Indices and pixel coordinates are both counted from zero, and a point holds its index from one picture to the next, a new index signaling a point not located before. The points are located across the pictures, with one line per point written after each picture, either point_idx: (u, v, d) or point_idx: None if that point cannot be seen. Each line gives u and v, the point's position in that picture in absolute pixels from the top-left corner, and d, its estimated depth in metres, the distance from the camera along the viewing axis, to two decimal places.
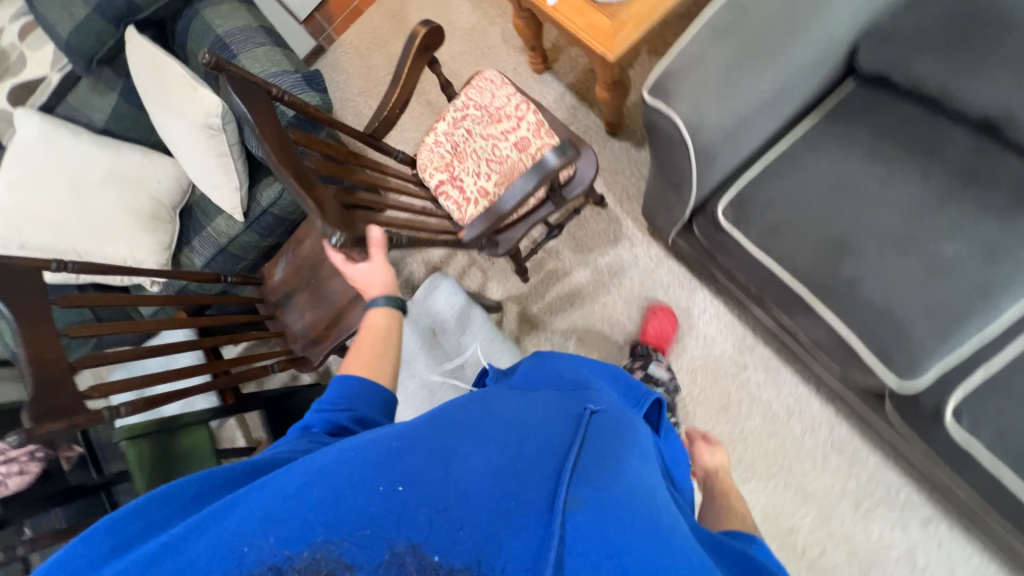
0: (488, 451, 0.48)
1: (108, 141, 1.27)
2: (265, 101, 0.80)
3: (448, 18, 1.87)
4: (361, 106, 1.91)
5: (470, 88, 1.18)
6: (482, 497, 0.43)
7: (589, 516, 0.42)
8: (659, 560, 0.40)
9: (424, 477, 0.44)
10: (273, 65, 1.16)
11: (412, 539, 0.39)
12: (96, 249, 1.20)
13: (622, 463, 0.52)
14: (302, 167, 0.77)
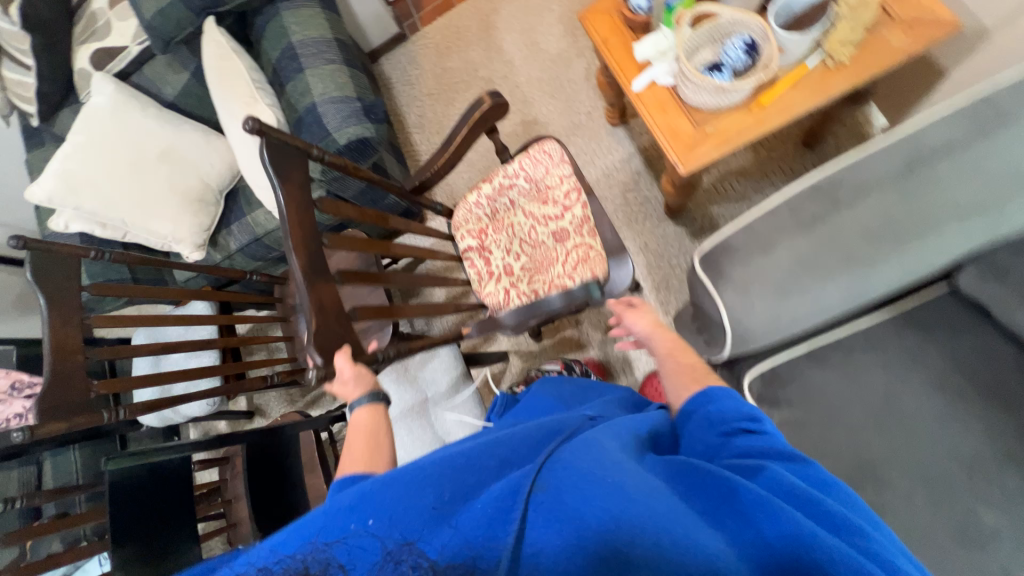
0: (460, 454, 0.53)
1: (172, 118, 1.30)
2: (302, 171, 0.73)
3: (536, 39, 1.77)
4: (427, 108, 1.86)
5: (526, 156, 1.08)
6: (454, 500, 0.50)
7: (554, 495, 0.47)
8: (618, 513, 0.45)
9: (400, 484, 0.50)
10: (337, 87, 1.13)
11: (405, 539, 0.48)
12: (143, 221, 1.26)
13: (592, 438, 0.54)
14: (320, 256, 0.72)
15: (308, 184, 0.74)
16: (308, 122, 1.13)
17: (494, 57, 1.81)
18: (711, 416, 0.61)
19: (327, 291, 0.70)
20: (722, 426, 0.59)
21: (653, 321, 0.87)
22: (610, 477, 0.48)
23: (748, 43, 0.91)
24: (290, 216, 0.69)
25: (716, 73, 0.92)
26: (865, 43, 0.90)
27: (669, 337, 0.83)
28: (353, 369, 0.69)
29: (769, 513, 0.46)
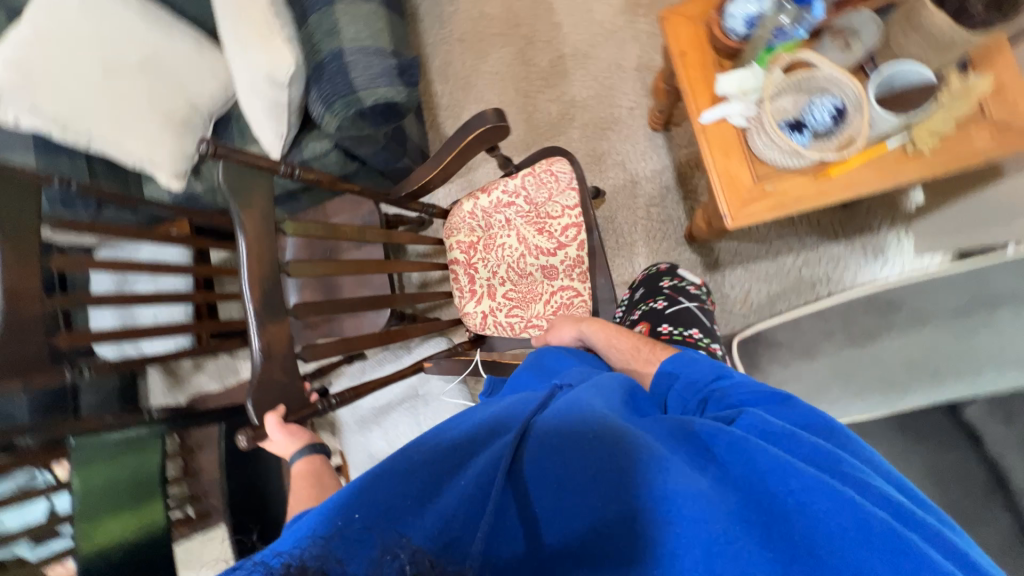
0: (444, 436, 0.54)
1: (160, 21, 1.12)
2: (264, 195, 0.75)
3: (591, 6, 1.58)
4: (454, 55, 1.66)
5: (529, 174, 1.05)
6: (442, 480, 0.49)
7: (540, 462, 0.52)
8: (602, 473, 0.48)
9: (386, 467, 0.49)
10: (371, 35, 0.96)
11: (401, 534, 0.44)
12: (115, 141, 1.09)
13: (580, 400, 0.58)
14: (274, 294, 0.74)
15: (271, 211, 0.75)
16: (330, 70, 0.97)
17: (541, 14, 1.61)
18: (687, 386, 0.62)
19: (278, 332, 0.73)
20: (697, 387, 0.62)
21: (575, 322, 0.90)
22: (588, 433, 0.52)
23: (837, 108, 0.83)
24: (250, 243, 0.72)
25: (796, 135, 0.86)
26: (949, 137, 0.85)
27: (596, 327, 0.87)
28: (281, 430, 0.71)
29: (744, 452, 0.47)
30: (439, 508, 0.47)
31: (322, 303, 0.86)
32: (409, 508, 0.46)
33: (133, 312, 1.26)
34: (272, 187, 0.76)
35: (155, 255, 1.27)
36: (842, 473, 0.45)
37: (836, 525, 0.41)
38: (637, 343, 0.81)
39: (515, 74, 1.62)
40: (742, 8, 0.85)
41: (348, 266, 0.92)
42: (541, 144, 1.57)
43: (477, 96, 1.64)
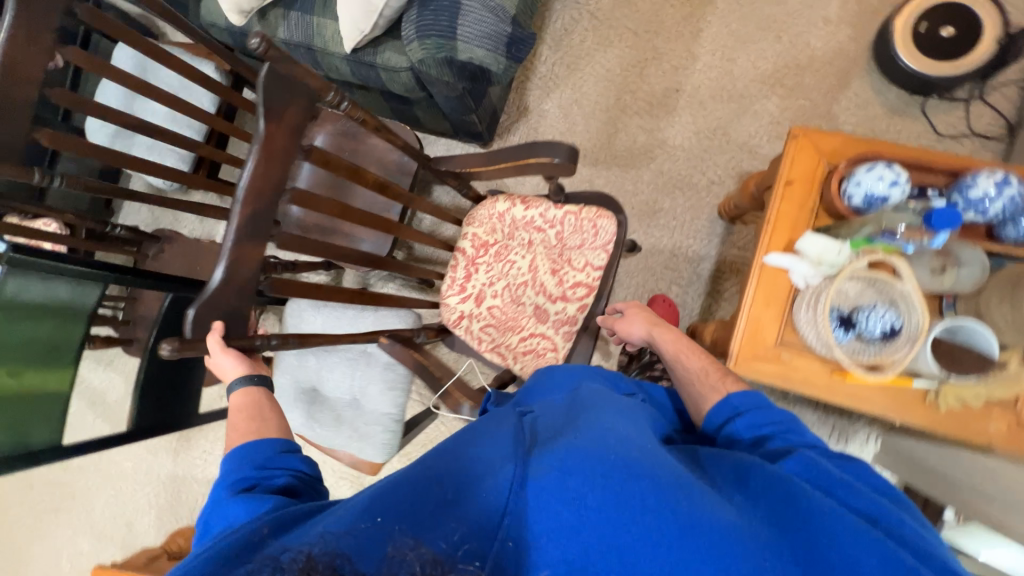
0: (458, 456, 0.58)
1: None
2: (301, 112, 0.68)
3: (736, 56, 1.43)
4: (578, 27, 1.51)
5: (573, 214, 1.02)
6: (463, 490, 0.55)
7: (554, 457, 0.57)
8: (626, 493, 0.52)
9: (408, 475, 0.56)
10: None
11: (411, 533, 0.50)
12: None
13: (606, 425, 0.62)
14: (266, 217, 0.69)
15: (298, 131, 0.69)
16: (441, 2, 0.87)
17: (683, 37, 1.46)
18: (742, 428, 0.70)
19: (252, 253, 0.69)
20: (756, 428, 0.69)
21: (649, 322, 0.95)
22: (610, 454, 0.56)
23: (893, 327, 0.78)
24: (259, 160, 0.65)
25: (839, 331, 0.81)
26: (969, 409, 0.82)
27: (668, 336, 0.91)
28: (223, 350, 0.69)
29: (789, 500, 0.54)
30: (467, 513, 0.53)
31: (308, 241, 0.80)
32: (411, 524, 0.51)
33: (134, 137, 1.20)
34: (312, 105, 0.69)
35: (177, 89, 1.17)
36: (882, 525, 0.54)
37: (872, 568, 0.49)
38: (708, 364, 0.83)
39: (625, 82, 1.49)
40: (876, 176, 0.77)
41: (355, 215, 0.86)
42: (610, 166, 1.48)
43: (577, 83, 1.51)
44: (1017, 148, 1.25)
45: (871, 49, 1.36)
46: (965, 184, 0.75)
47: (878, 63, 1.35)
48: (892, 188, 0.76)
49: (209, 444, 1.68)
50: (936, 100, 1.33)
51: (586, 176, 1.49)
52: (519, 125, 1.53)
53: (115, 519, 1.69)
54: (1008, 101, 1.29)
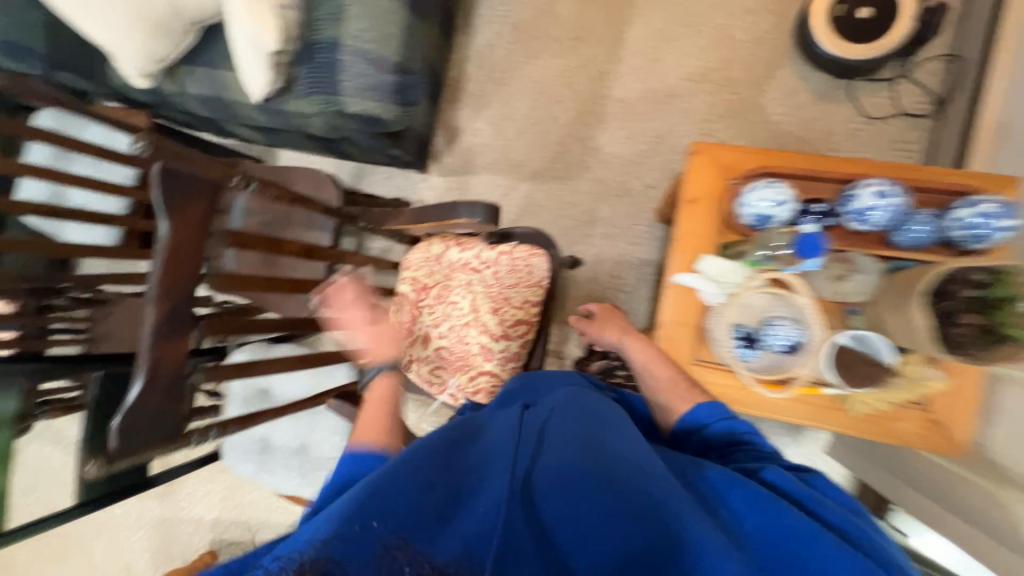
0: (451, 467, 0.56)
1: None
2: (203, 205, 0.66)
3: (661, 55, 1.41)
4: (501, 41, 1.48)
5: (506, 254, 1.03)
6: (466, 502, 0.53)
7: (558, 461, 0.57)
8: (627, 507, 0.53)
9: (413, 475, 0.54)
10: (376, 38, 0.84)
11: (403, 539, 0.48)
12: (83, 16, 1.00)
13: (608, 437, 0.62)
14: (183, 313, 0.66)
15: (208, 223, 0.67)
16: (320, 59, 0.86)
17: (607, 40, 1.44)
18: (717, 437, 0.72)
19: (173, 351, 0.65)
20: (735, 430, 0.72)
21: (619, 331, 0.95)
22: (609, 468, 0.57)
23: (792, 342, 0.80)
24: (166, 257, 0.63)
25: (744, 349, 0.81)
26: (882, 411, 0.83)
27: (637, 345, 0.89)
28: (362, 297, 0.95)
29: (766, 512, 0.55)
30: (472, 518, 0.52)
31: (233, 322, 0.80)
32: (418, 527, 0.50)
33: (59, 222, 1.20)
34: (218, 195, 0.67)
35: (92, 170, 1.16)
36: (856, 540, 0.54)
37: None
38: (672, 375, 0.82)
39: (553, 92, 1.47)
40: (761, 199, 0.78)
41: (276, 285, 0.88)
42: (547, 178, 1.47)
43: (506, 98, 1.49)
44: (945, 124, 1.24)
45: (793, 35, 1.34)
46: (850, 196, 0.76)
47: (802, 50, 1.32)
48: (782, 208, 0.78)
49: (193, 486, 1.73)
50: (862, 81, 1.31)
51: (525, 191, 1.48)
52: (453, 145, 1.52)
53: (113, 567, 1.74)
54: (934, 75, 1.27)
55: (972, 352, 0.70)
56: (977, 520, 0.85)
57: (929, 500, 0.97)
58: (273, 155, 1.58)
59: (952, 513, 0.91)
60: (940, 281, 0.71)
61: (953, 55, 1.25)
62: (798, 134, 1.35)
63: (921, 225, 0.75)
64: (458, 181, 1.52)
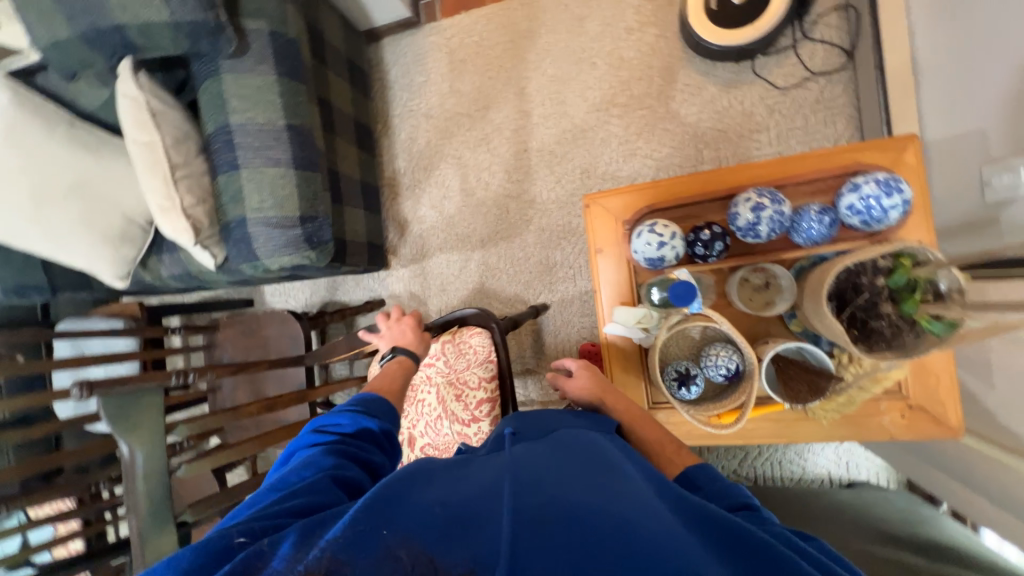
0: (464, 486, 0.51)
1: (90, 143, 1.11)
2: (154, 415, 0.80)
3: (564, 95, 1.46)
4: (420, 132, 1.58)
5: (448, 341, 1.00)
6: (475, 516, 0.47)
7: (578, 484, 0.50)
8: (651, 544, 0.44)
9: (424, 494, 0.50)
10: (275, 204, 0.94)
11: (408, 538, 0.45)
12: (54, 251, 1.12)
13: (627, 471, 0.55)
14: (166, 503, 0.80)
15: (160, 424, 0.80)
16: (236, 235, 0.97)
17: (512, 98, 1.50)
18: (717, 492, 0.58)
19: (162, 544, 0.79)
20: (738, 493, 0.57)
21: (602, 384, 0.83)
22: (633, 501, 0.49)
23: (727, 372, 0.78)
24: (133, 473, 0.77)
25: (682, 389, 0.80)
26: (856, 410, 0.78)
27: (621, 407, 0.79)
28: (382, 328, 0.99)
29: None
30: (483, 527, 0.46)
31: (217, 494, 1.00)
32: (430, 533, 0.45)
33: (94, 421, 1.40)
34: (160, 403, 0.82)
35: (106, 374, 1.35)
36: None
37: None
38: (661, 437, 0.73)
39: (479, 162, 1.53)
40: (645, 242, 0.78)
41: (250, 442, 1.05)
42: (496, 242, 1.52)
43: (439, 180, 1.57)
44: (861, 73, 1.19)
45: (682, 38, 1.34)
46: (731, 215, 0.75)
47: (694, 49, 1.32)
48: (670, 246, 0.78)
49: None
50: (764, 57, 1.28)
51: (480, 259, 1.53)
52: (405, 238, 1.60)
53: None
54: (833, 29, 1.24)
55: (905, 339, 0.64)
56: (1004, 502, 0.77)
57: (960, 483, 0.88)
58: (258, 293, 1.72)
59: (983, 494, 0.82)
60: (845, 275, 0.69)
61: (845, 5, 1.21)
62: (720, 127, 1.33)
63: (814, 219, 0.72)
64: (418, 269, 1.59)
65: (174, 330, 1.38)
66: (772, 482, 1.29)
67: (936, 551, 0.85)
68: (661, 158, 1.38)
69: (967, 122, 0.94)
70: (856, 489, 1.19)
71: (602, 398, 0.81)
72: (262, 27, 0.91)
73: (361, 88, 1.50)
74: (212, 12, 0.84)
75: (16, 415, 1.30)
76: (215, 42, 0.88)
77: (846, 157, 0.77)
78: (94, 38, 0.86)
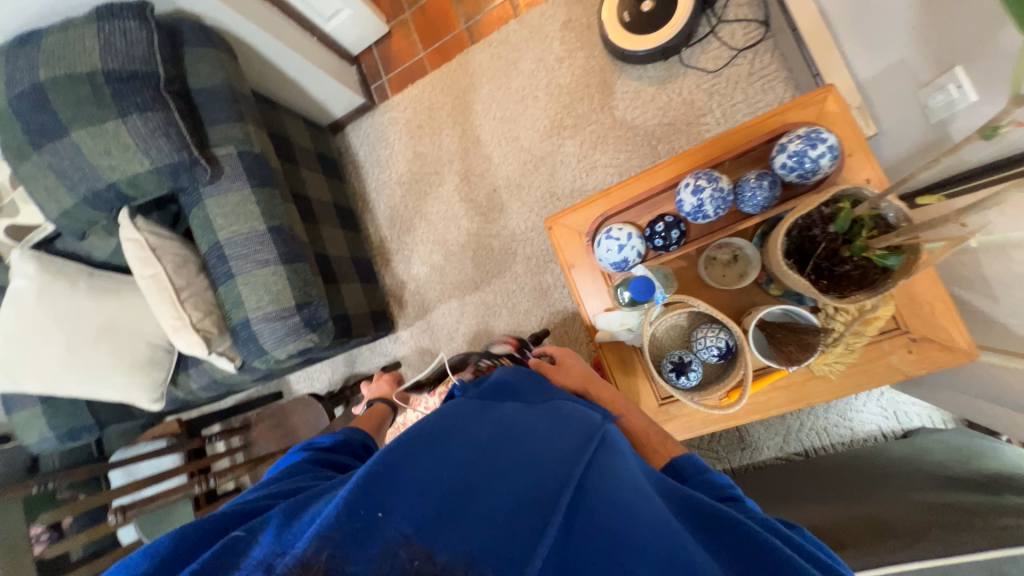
0: (458, 460, 0.48)
1: (109, 287, 1.23)
2: None
3: (516, 131, 1.55)
4: (396, 198, 1.69)
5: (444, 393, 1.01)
6: (474, 498, 0.45)
7: (574, 469, 0.50)
8: (646, 540, 0.44)
9: (419, 472, 0.46)
10: (271, 299, 1.02)
11: (406, 532, 0.41)
12: (94, 390, 1.22)
13: (619, 459, 0.55)
14: None
15: None
16: (243, 335, 1.05)
17: (471, 147, 1.60)
18: (707, 483, 0.60)
19: None
20: (724, 489, 0.59)
21: (584, 376, 0.88)
22: (625, 491, 0.49)
23: (721, 350, 0.78)
24: None
25: (682, 378, 0.81)
26: (859, 356, 0.77)
27: (604, 396, 0.84)
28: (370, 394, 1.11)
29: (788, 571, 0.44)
30: (484, 509, 0.44)
31: None
32: (429, 523, 0.41)
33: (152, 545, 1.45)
34: None
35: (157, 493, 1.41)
36: None
37: None
38: (646, 428, 0.76)
39: (456, 211, 1.62)
40: (606, 249, 0.82)
41: None
42: (489, 281, 1.57)
43: (423, 238, 1.65)
44: (782, 38, 1.24)
45: (609, 53, 1.43)
46: (677, 203, 0.79)
47: (622, 60, 1.41)
48: (629, 246, 0.81)
49: None
50: (688, 49, 1.35)
51: (478, 300, 1.58)
52: (405, 299, 1.67)
53: None
54: (746, 6, 1.30)
55: (873, 277, 0.65)
56: None
57: (1003, 407, 0.84)
58: (286, 383, 1.81)
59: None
60: (798, 232, 0.70)
61: None
62: (667, 120, 1.38)
63: (755, 187, 0.74)
64: (423, 324, 1.65)
65: (211, 437, 1.45)
66: (823, 451, 1.23)
67: (997, 484, 0.79)
68: (621, 163, 1.43)
69: (890, 56, 0.96)
70: (912, 438, 1.12)
71: (587, 386, 0.85)
72: (230, 151, 1.02)
73: (335, 175, 1.63)
74: (186, 150, 0.96)
75: (85, 553, 1.36)
76: (193, 174, 0.99)
77: (774, 122, 0.80)
78: (93, 198, 0.98)
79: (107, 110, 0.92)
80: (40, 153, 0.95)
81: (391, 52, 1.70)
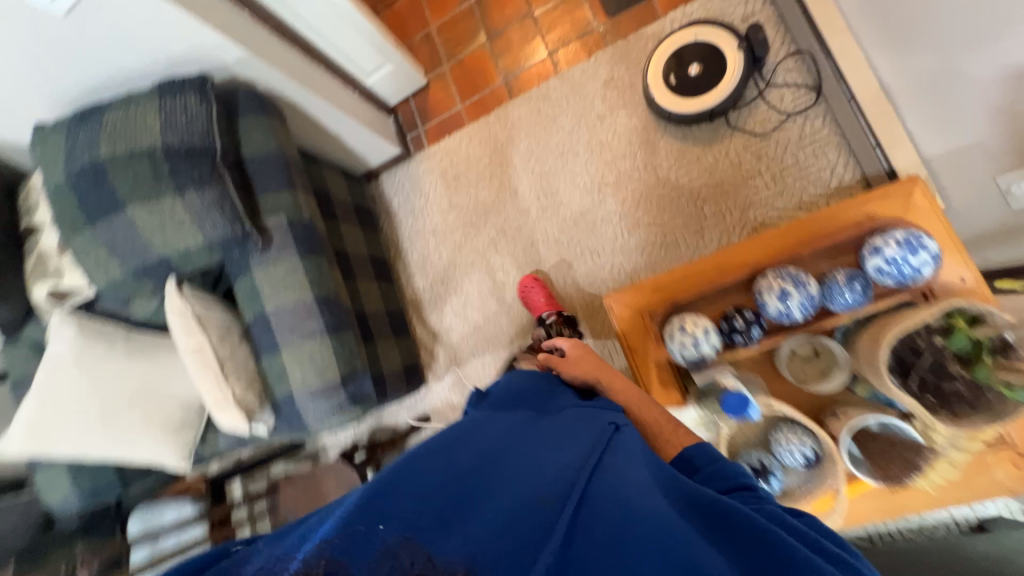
0: (458, 468, 0.51)
1: (146, 348, 1.21)
2: None
3: (555, 185, 1.53)
4: (431, 247, 1.67)
5: None
6: (473, 503, 0.47)
7: (569, 472, 0.51)
8: (644, 537, 0.43)
9: (422, 476, 0.50)
10: (317, 374, 0.99)
11: (406, 534, 0.43)
12: (123, 455, 1.18)
13: (620, 457, 0.55)
14: None
15: None
16: (285, 410, 1.02)
17: (508, 199, 1.59)
18: (714, 472, 0.57)
19: None
20: (730, 475, 0.56)
21: (596, 363, 0.84)
22: (622, 489, 0.49)
23: (806, 460, 0.73)
24: None
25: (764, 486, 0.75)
26: (962, 471, 0.71)
27: (616, 385, 0.80)
28: None
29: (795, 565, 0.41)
30: (484, 512, 0.46)
31: None
32: (430, 527, 0.44)
33: None
34: None
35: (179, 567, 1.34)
36: None
37: None
38: (658, 416, 0.72)
39: (492, 264, 1.59)
40: (681, 344, 0.78)
41: None
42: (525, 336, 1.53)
43: (458, 289, 1.63)
44: (835, 105, 1.22)
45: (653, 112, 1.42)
46: (760, 301, 0.75)
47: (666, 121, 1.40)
48: (705, 343, 0.78)
49: None
50: (736, 111, 1.34)
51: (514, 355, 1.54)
52: (437, 350, 1.63)
53: None
54: (794, 71, 1.28)
55: (987, 397, 0.62)
56: None
57: None
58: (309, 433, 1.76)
59: None
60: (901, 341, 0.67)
61: (797, 50, 1.27)
62: (713, 181, 1.36)
63: (847, 289, 0.71)
64: (456, 378, 1.60)
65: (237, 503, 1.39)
66: (890, 538, 1.15)
67: None
68: (665, 223, 1.40)
69: (962, 136, 0.93)
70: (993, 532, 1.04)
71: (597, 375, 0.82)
72: (280, 220, 1.00)
73: (371, 226, 1.61)
74: (239, 223, 0.95)
75: None
76: (244, 246, 0.99)
77: (860, 215, 0.77)
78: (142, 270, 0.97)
79: (164, 185, 0.91)
80: (94, 227, 0.94)
81: (428, 103, 1.71)
